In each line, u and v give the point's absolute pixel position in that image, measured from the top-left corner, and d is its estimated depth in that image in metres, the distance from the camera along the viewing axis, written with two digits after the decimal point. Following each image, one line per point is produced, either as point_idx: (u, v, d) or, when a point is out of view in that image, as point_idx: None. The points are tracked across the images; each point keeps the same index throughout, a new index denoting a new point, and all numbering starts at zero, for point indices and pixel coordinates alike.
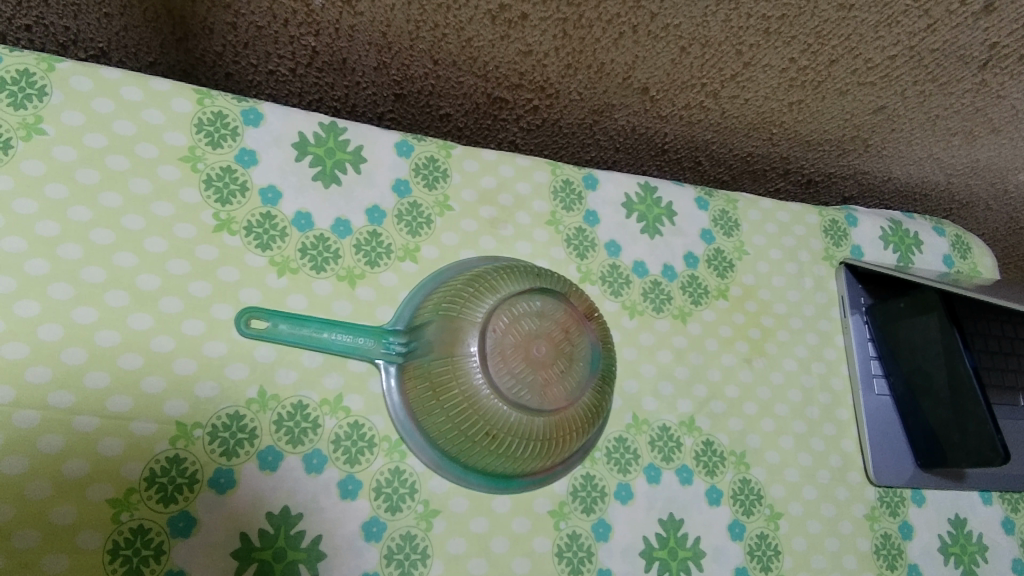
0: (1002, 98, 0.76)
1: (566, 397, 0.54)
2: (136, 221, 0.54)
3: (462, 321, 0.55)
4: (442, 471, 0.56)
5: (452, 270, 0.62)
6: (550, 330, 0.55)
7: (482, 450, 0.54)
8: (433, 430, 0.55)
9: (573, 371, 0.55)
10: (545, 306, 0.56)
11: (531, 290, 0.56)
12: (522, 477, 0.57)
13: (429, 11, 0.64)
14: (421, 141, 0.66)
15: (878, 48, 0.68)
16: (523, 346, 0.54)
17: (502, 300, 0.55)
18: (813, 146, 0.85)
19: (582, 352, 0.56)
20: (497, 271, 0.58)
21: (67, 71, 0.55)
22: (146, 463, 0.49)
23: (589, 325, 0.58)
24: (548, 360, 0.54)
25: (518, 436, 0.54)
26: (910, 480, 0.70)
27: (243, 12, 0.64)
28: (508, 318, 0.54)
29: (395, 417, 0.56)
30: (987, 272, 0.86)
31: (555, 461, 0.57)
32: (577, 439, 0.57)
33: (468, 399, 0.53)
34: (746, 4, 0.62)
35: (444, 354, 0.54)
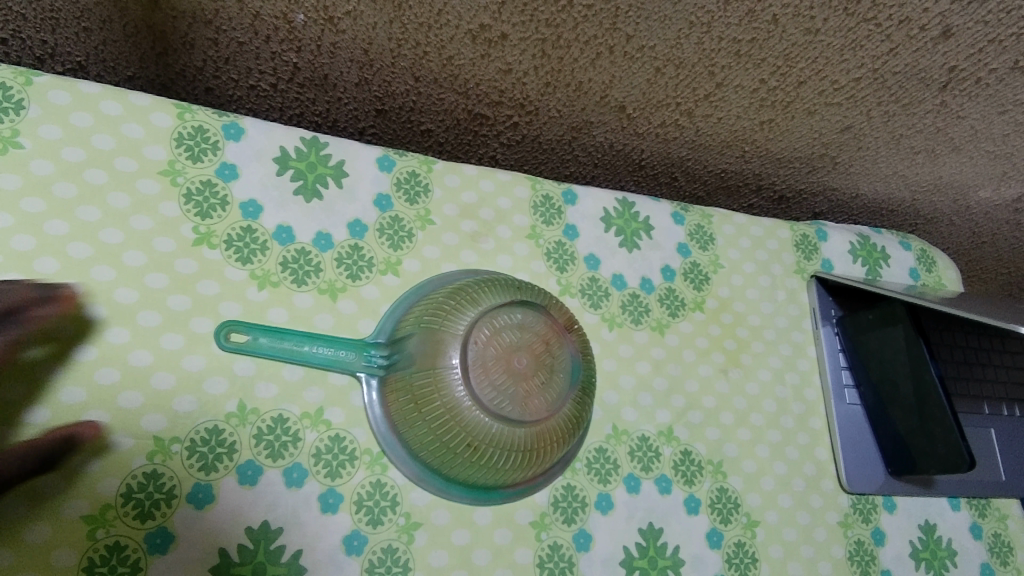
0: (961, 118, 0.80)
1: (547, 408, 0.55)
2: (115, 235, 0.54)
3: (444, 334, 0.55)
4: (424, 483, 0.56)
5: (433, 284, 0.62)
6: (531, 342, 0.56)
7: (464, 461, 0.55)
8: (414, 442, 0.55)
9: (553, 382, 0.56)
10: (526, 318, 0.57)
11: (511, 303, 0.57)
12: (503, 488, 0.58)
13: (410, 30, 0.65)
14: (402, 156, 0.66)
15: (844, 71, 0.71)
16: (505, 358, 0.55)
17: (483, 313, 0.56)
18: (784, 163, 0.87)
19: (563, 364, 0.57)
20: (478, 284, 0.59)
21: (45, 85, 0.55)
22: (122, 479, 0.49)
23: (569, 337, 0.59)
24: (529, 371, 0.55)
25: (500, 447, 0.54)
26: (881, 487, 0.72)
27: (225, 28, 0.65)
28: (490, 330, 0.55)
29: (377, 430, 0.56)
30: (952, 285, 0.90)
31: (536, 473, 0.58)
32: (558, 449, 0.57)
33: (450, 410, 0.54)
34: (717, 27, 0.65)
35: (426, 367, 0.55)
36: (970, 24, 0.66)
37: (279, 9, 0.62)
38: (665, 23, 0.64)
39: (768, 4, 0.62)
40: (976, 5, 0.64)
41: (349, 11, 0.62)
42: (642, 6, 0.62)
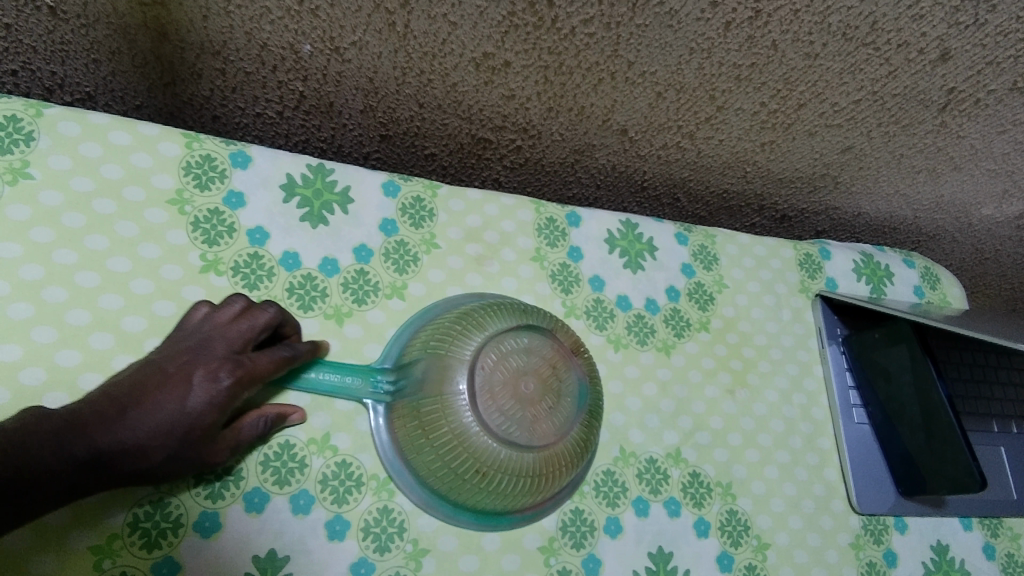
0: (961, 138, 0.80)
1: (555, 432, 0.55)
2: (122, 263, 0.55)
3: (451, 359, 0.55)
4: (431, 510, 0.56)
5: (439, 307, 0.63)
6: (538, 366, 0.56)
7: (472, 488, 0.54)
8: (422, 469, 0.55)
9: (561, 406, 0.56)
10: (532, 343, 0.57)
11: (517, 327, 0.57)
12: (513, 513, 0.57)
13: (415, 59, 0.66)
14: (407, 181, 0.67)
15: (843, 93, 0.72)
16: (512, 383, 0.55)
17: (490, 338, 0.56)
18: (785, 183, 0.88)
19: (570, 388, 0.57)
20: (484, 308, 0.59)
21: (55, 116, 0.56)
22: (129, 508, 0.49)
23: (575, 361, 0.59)
24: (536, 397, 0.55)
25: (508, 472, 0.54)
26: (892, 508, 0.71)
27: (232, 59, 0.66)
28: (497, 355, 0.55)
29: (385, 457, 0.56)
30: (956, 302, 0.90)
31: (546, 497, 0.58)
32: (567, 473, 0.57)
33: (458, 436, 0.53)
34: (717, 53, 0.66)
35: (433, 392, 0.55)
36: (968, 47, 0.67)
37: (286, 40, 0.64)
38: (666, 50, 0.65)
39: (767, 30, 0.63)
40: (973, 29, 0.64)
41: (355, 41, 0.64)
42: (643, 34, 0.63)
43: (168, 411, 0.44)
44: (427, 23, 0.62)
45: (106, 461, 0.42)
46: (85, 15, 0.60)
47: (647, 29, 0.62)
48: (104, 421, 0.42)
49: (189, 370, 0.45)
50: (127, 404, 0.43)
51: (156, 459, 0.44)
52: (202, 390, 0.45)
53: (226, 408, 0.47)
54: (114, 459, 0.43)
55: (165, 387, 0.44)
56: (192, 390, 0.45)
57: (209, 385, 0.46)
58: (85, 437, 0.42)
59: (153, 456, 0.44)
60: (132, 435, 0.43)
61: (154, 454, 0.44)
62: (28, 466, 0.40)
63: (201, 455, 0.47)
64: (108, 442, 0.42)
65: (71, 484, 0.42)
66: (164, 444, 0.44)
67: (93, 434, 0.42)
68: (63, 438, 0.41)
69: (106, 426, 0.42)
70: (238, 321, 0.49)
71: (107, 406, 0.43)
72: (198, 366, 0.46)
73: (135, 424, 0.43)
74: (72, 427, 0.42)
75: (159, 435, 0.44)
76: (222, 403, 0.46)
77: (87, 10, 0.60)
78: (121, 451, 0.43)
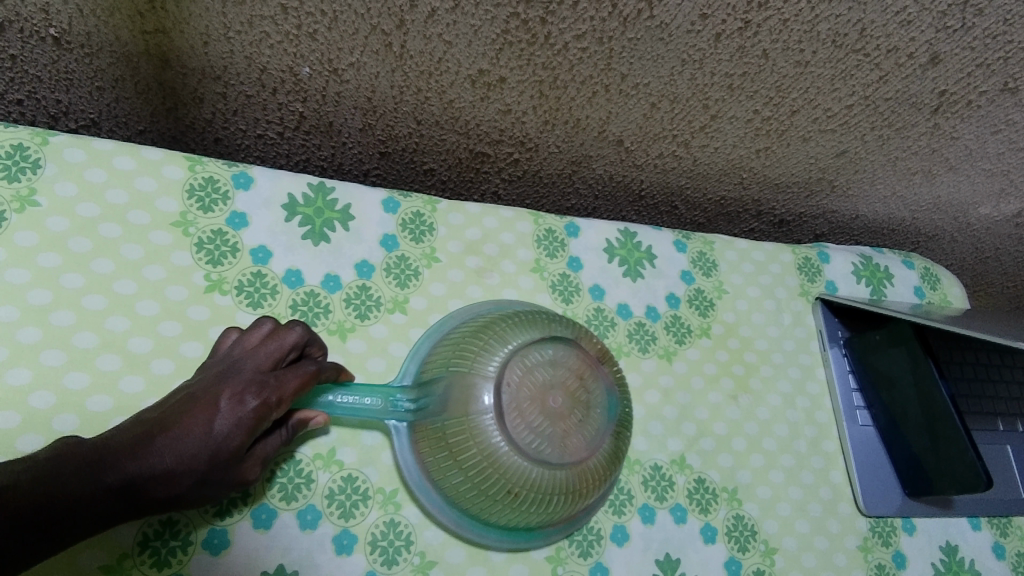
0: (955, 139, 0.81)
1: (585, 446, 0.55)
2: (128, 285, 0.56)
3: (475, 377, 0.55)
4: (464, 531, 0.56)
5: (455, 320, 0.63)
6: (564, 379, 0.56)
7: (503, 507, 0.54)
8: (450, 491, 0.55)
9: (590, 419, 0.56)
10: (557, 355, 0.57)
11: (541, 339, 0.57)
12: (544, 528, 0.57)
13: (412, 77, 0.67)
14: (407, 197, 0.68)
15: (836, 99, 0.73)
16: (540, 399, 0.55)
17: (514, 352, 0.56)
18: (782, 189, 0.89)
19: (598, 399, 0.57)
20: (506, 320, 0.60)
21: (61, 144, 0.57)
22: (138, 527, 0.49)
23: (602, 370, 0.59)
24: (565, 411, 0.55)
25: (541, 492, 0.54)
26: (899, 509, 0.71)
27: (233, 83, 0.67)
28: (523, 370, 0.56)
29: (410, 479, 0.56)
30: (958, 302, 0.90)
31: (578, 510, 0.57)
32: (599, 487, 0.57)
33: (487, 457, 0.53)
34: (709, 64, 0.67)
35: (458, 413, 0.54)
36: (957, 50, 0.67)
37: (286, 63, 0.65)
38: (658, 62, 0.66)
39: (757, 40, 0.64)
40: (962, 33, 0.65)
41: (352, 62, 0.65)
42: (635, 47, 0.64)
43: (193, 437, 0.44)
44: (423, 43, 0.63)
45: (136, 488, 0.42)
46: (89, 45, 0.62)
47: (639, 42, 0.63)
48: (132, 448, 0.43)
49: (216, 394, 0.46)
50: (155, 430, 0.44)
51: (183, 485, 0.44)
52: (228, 412, 0.45)
53: (254, 431, 0.47)
54: (141, 486, 0.43)
55: (191, 413, 0.44)
56: (217, 414, 0.45)
57: (234, 408, 0.45)
58: (114, 463, 0.42)
59: (181, 481, 0.44)
60: (161, 462, 0.43)
61: (182, 480, 0.44)
62: (58, 492, 0.40)
63: (231, 475, 0.47)
64: (137, 469, 0.42)
65: (101, 510, 0.41)
66: (191, 470, 0.44)
67: (121, 461, 0.42)
68: (92, 465, 0.41)
69: (134, 452, 0.42)
70: (266, 342, 0.51)
71: (136, 432, 0.43)
72: (224, 389, 0.46)
73: (161, 450, 0.43)
74: (101, 455, 0.42)
75: (185, 461, 0.43)
76: (250, 424, 0.46)
77: (91, 40, 0.62)
78: (149, 478, 0.43)
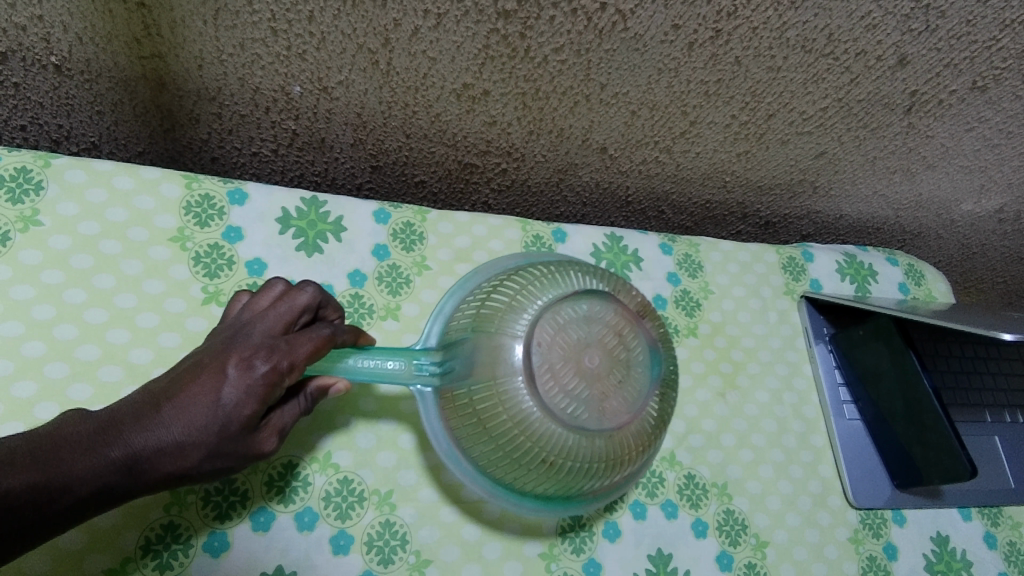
0: (930, 137, 0.83)
1: (624, 409, 0.53)
2: (129, 299, 0.58)
3: (503, 338, 0.54)
4: (498, 499, 0.56)
5: (481, 275, 0.62)
6: (600, 338, 0.54)
7: (538, 475, 0.53)
8: (482, 460, 0.54)
9: (630, 379, 0.54)
10: (592, 311, 0.55)
11: (575, 294, 0.56)
12: (582, 495, 0.56)
13: (399, 93, 0.70)
14: (397, 208, 0.70)
15: (810, 102, 0.75)
16: (575, 358, 0.53)
17: (546, 308, 0.55)
18: (764, 191, 0.91)
19: (638, 357, 0.55)
20: (536, 275, 0.58)
21: (62, 165, 0.60)
22: (141, 532, 0.51)
23: (642, 325, 0.57)
24: (602, 371, 0.53)
25: (576, 459, 0.52)
26: (888, 501, 0.72)
27: (227, 103, 0.70)
28: (556, 328, 0.54)
29: (440, 447, 0.56)
30: (942, 296, 0.92)
31: (618, 479, 0.56)
32: (640, 456, 0.55)
33: (517, 424, 0.52)
34: (684, 72, 0.69)
35: (485, 377, 0.53)
36: (924, 51, 0.70)
37: (277, 83, 0.67)
38: (635, 72, 0.69)
39: (730, 48, 0.66)
40: (927, 35, 0.67)
41: (341, 80, 0.67)
42: (613, 58, 0.66)
43: (201, 407, 0.42)
44: (408, 60, 0.65)
45: (142, 462, 0.42)
46: (88, 71, 0.65)
47: (616, 53, 0.66)
48: (138, 420, 0.42)
49: (223, 361, 0.44)
50: (162, 400, 0.43)
51: (195, 459, 0.43)
52: (236, 381, 0.43)
53: (267, 399, 0.45)
54: (150, 462, 0.42)
55: (198, 381, 0.43)
56: (225, 381, 0.43)
57: (243, 374, 0.44)
58: (119, 436, 0.41)
59: (192, 454, 0.43)
60: (168, 435, 0.42)
61: (194, 452, 0.43)
62: (58, 466, 0.39)
63: (247, 446, 0.46)
64: (143, 442, 0.41)
65: (105, 485, 0.41)
66: (201, 442, 0.43)
67: (125, 433, 0.41)
68: (96, 439, 0.41)
69: (139, 424, 0.42)
70: (276, 304, 0.50)
71: (142, 403, 0.43)
72: (232, 355, 0.44)
73: (169, 421, 0.42)
74: (107, 428, 0.41)
75: (195, 433, 0.42)
76: (261, 393, 0.44)
77: (90, 66, 0.64)
78: (157, 450, 0.42)
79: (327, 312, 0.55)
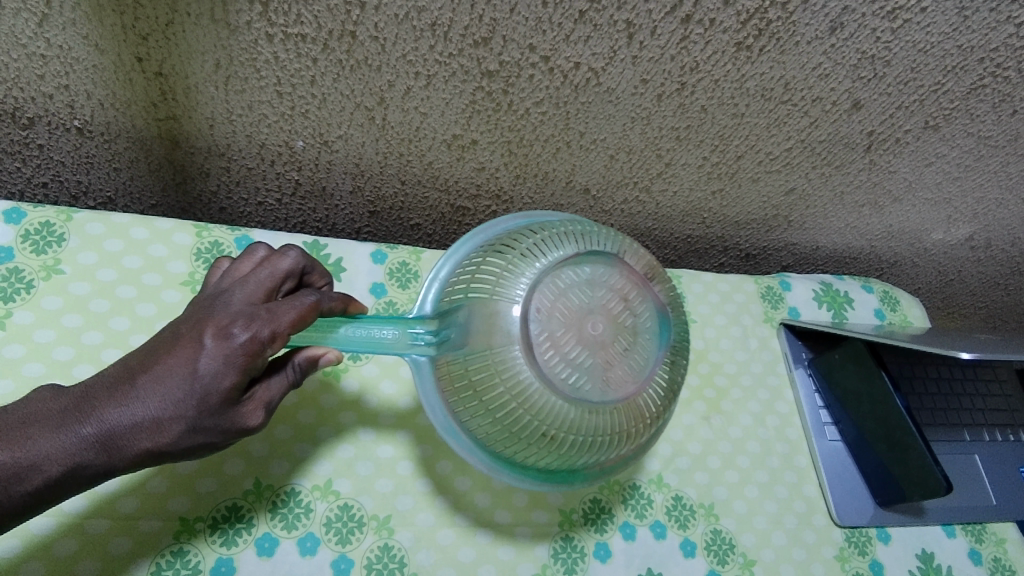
0: (892, 172, 0.89)
1: (628, 376, 0.56)
2: (141, 339, 0.62)
3: (499, 304, 0.56)
4: (498, 474, 0.58)
5: (481, 236, 0.64)
6: (604, 304, 0.57)
7: (539, 449, 0.56)
8: (481, 434, 0.57)
9: (637, 347, 0.57)
10: (595, 275, 0.58)
11: (577, 258, 0.58)
12: (585, 469, 0.59)
13: (394, 145, 0.76)
14: (394, 249, 0.75)
15: (774, 143, 0.81)
16: (576, 324, 0.56)
17: (547, 271, 0.57)
18: (742, 226, 0.97)
19: (644, 325, 0.58)
20: (533, 238, 0.61)
21: (84, 219, 0.65)
22: (152, 559, 0.54)
23: (648, 289, 0.60)
24: (607, 338, 0.56)
25: (579, 433, 0.55)
26: (872, 519, 0.74)
27: (235, 158, 0.76)
28: (555, 294, 0.56)
29: (437, 422, 0.59)
30: (918, 321, 0.95)
31: (626, 449, 0.59)
32: (646, 432, 0.59)
33: (515, 397, 0.55)
34: (656, 119, 0.75)
35: (482, 346, 0.56)
36: (876, 96, 0.75)
37: (282, 139, 0.73)
38: (611, 120, 0.75)
39: (695, 98, 0.73)
40: (876, 81, 0.73)
41: (341, 134, 0.73)
42: (588, 109, 0.73)
43: (177, 378, 0.42)
44: (402, 115, 0.71)
45: (117, 439, 0.42)
46: (107, 133, 0.71)
47: (591, 105, 0.72)
48: (113, 396, 0.42)
49: (200, 332, 0.43)
50: (137, 372, 0.43)
51: (173, 434, 0.43)
52: (214, 350, 0.43)
53: (247, 369, 0.44)
54: (123, 440, 0.42)
55: (175, 351, 0.43)
56: (202, 352, 0.43)
57: (222, 344, 0.43)
58: (94, 413, 0.42)
59: (171, 429, 0.42)
60: (145, 409, 0.42)
61: (172, 427, 0.42)
62: (26, 444, 0.40)
63: (230, 420, 0.45)
64: (118, 418, 0.42)
65: (78, 463, 0.41)
66: (179, 417, 0.42)
67: (100, 410, 0.42)
68: (67, 417, 0.42)
69: (112, 400, 0.42)
70: (258, 270, 0.51)
71: (119, 378, 0.43)
72: (209, 325, 0.44)
73: (143, 391, 0.42)
74: (80, 405, 0.42)
75: (171, 407, 0.42)
76: (241, 363, 0.44)
77: (110, 128, 0.70)
78: (131, 426, 0.42)
79: (311, 278, 0.58)
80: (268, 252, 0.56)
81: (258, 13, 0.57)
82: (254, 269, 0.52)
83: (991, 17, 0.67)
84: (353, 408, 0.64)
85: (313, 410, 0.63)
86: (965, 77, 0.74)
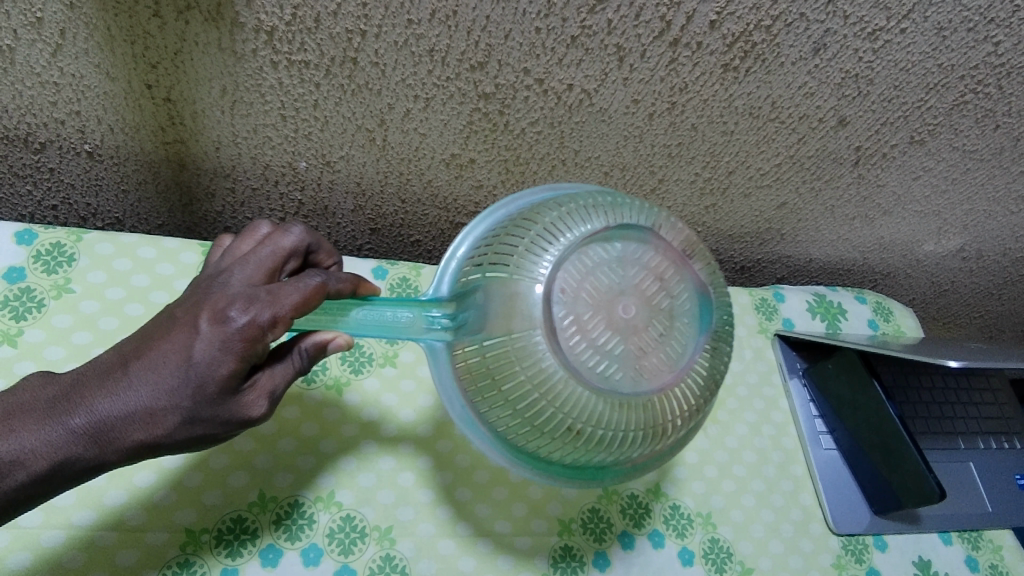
0: (881, 186, 0.91)
1: (661, 364, 0.56)
2: None
3: (521, 284, 0.55)
4: (519, 467, 0.58)
5: (503, 211, 0.64)
6: (636, 284, 0.56)
7: (566, 445, 0.56)
8: (503, 429, 0.57)
9: (672, 330, 0.56)
10: (627, 252, 0.57)
11: (608, 233, 0.57)
12: (615, 468, 0.60)
13: (393, 164, 0.78)
14: (394, 264, 0.77)
15: (764, 159, 0.84)
16: (606, 306, 0.55)
17: (576, 247, 0.57)
18: (736, 239, 0.99)
19: (682, 308, 0.58)
20: (559, 211, 0.60)
21: (93, 240, 0.67)
22: (159, 570, 0.55)
23: (688, 268, 0.59)
24: (638, 322, 0.56)
25: (606, 429, 0.55)
26: (868, 526, 0.75)
27: (241, 179, 0.78)
28: (582, 274, 0.56)
29: (456, 414, 0.59)
30: (911, 331, 0.97)
31: (658, 447, 0.59)
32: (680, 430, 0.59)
33: (537, 388, 0.54)
34: (647, 137, 0.77)
35: (501, 332, 0.55)
36: (861, 112, 0.78)
37: (286, 160, 0.76)
38: (604, 138, 0.77)
39: (686, 116, 0.75)
40: (860, 99, 0.76)
41: (342, 155, 0.76)
42: (582, 128, 0.75)
43: (172, 366, 0.43)
44: (401, 136, 0.74)
45: (108, 431, 0.43)
46: (116, 155, 0.73)
47: (585, 124, 0.74)
48: (104, 387, 0.44)
49: (196, 317, 0.44)
50: (132, 361, 0.44)
51: (168, 424, 0.44)
52: (209, 335, 0.44)
53: (246, 356, 0.45)
54: (112, 433, 0.43)
55: (172, 338, 0.44)
56: (199, 337, 0.43)
57: (219, 329, 0.44)
58: (84, 403, 0.43)
59: (164, 420, 0.44)
60: (138, 399, 0.43)
61: (167, 418, 0.44)
62: (10, 438, 0.42)
63: (230, 411, 0.46)
64: (111, 409, 0.43)
65: (67, 456, 0.43)
66: (174, 406, 0.43)
67: (93, 400, 0.43)
68: (57, 408, 0.43)
69: (105, 390, 0.43)
70: (259, 249, 0.52)
71: (111, 367, 0.44)
72: (205, 311, 0.44)
73: (137, 378, 0.43)
74: (70, 396, 0.43)
75: (164, 396, 0.43)
76: (239, 349, 0.44)
77: (119, 152, 0.73)
78: (124, 417, 0.43)
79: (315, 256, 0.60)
80: (269, 230, 0.57)
81: (263, 41, 0.60)
82: (255, 247, 0.53)
83: (970, 37, 0.69)
84: (355, 421, 0.66)
85: (316, 423, 0.65)
86: (947, 94, 0.76)
